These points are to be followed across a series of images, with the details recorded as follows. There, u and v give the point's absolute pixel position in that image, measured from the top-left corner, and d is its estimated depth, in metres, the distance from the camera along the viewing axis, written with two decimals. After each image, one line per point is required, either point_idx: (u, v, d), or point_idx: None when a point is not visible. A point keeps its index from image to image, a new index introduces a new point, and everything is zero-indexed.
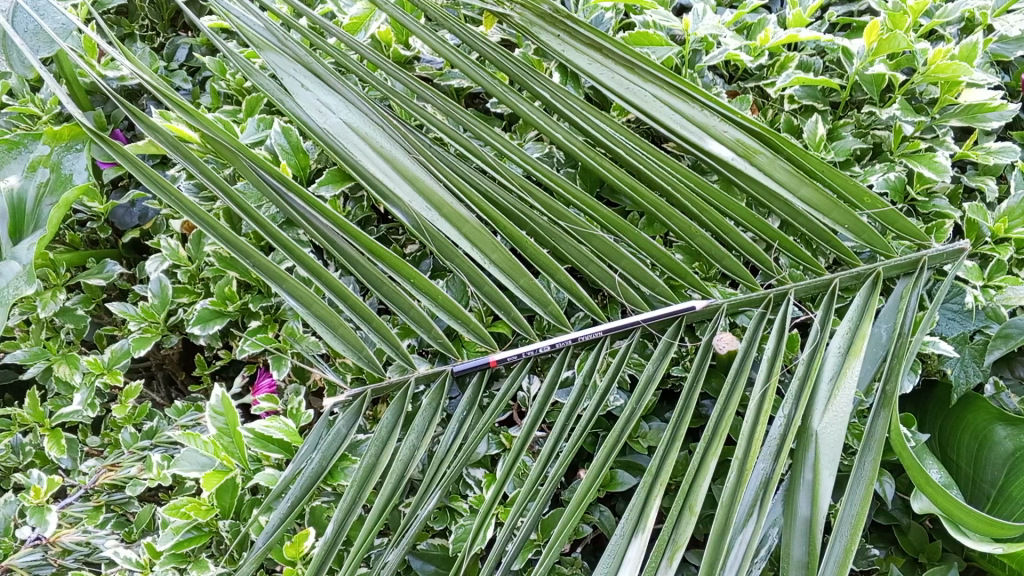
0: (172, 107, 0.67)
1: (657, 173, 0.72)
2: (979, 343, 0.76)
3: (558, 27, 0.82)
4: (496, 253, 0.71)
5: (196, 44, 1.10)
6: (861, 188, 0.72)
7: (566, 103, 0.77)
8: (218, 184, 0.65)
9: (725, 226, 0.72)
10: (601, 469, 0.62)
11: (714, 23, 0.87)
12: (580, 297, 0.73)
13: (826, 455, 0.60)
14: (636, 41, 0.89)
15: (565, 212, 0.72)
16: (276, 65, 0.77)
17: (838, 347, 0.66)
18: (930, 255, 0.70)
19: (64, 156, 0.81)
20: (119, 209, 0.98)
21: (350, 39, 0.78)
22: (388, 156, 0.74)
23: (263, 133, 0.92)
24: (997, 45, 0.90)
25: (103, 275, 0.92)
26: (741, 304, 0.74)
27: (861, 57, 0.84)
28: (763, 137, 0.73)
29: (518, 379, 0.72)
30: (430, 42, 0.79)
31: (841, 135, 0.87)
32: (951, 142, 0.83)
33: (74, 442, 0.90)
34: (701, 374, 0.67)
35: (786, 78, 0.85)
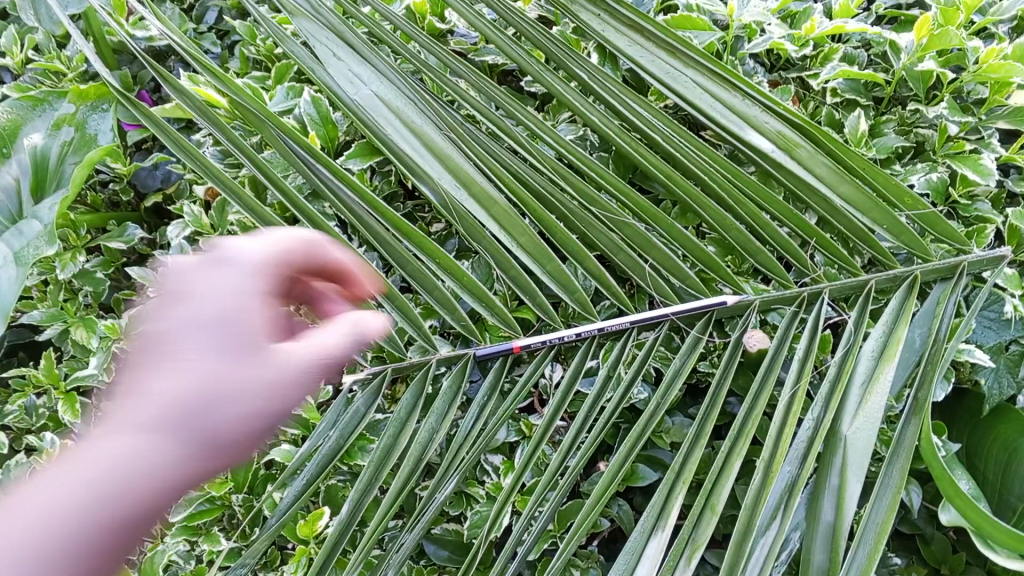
0: (202, 71, 0.70)
1: (693, 161, 0.72)
2: (1016, 354, 0.74)
3: (599, 7, 0.81)
4: (525, 237, 0.71)
5: (226, 6, 1.04)
6: (904, 189, 0.72)
7: (604, 86, 0.76)
8: (245, 152, 0.69)
9: (761, 219, 0.71)
10: (624, 464, 0.62)
11: (759, 9, 0.85)
12: (608, 285, 0.72)
13: (854, 461, 0.61)
14: (678, 25, 0.85)
15: (597, 198, 0.70)
16: (308, 32, 0.77)
17: (871, 351, 0.66)
18: (971, 261, 0.70)
19: (89, 116, 0.79)
20: (142, 170, 0.94)
21: (385, 9, 0.78)
22: (419, 131, 0.74)
23: (292, 101, 0.88)
24: None
25: (125, 238, 0.89)
26: (774, 301, 0.72)
27: (911, 52, 0.81)
28: (804, 129, 0.72)
29: (542, 366, 0.71)
30: (466, 15, 0.78)
31: (883, 132, 0.83)
32: (997, 144, 0.80)
33: (89, 407, 0.88)
34: (730, 372, 0.67)
35: (830, 71, 0.83)
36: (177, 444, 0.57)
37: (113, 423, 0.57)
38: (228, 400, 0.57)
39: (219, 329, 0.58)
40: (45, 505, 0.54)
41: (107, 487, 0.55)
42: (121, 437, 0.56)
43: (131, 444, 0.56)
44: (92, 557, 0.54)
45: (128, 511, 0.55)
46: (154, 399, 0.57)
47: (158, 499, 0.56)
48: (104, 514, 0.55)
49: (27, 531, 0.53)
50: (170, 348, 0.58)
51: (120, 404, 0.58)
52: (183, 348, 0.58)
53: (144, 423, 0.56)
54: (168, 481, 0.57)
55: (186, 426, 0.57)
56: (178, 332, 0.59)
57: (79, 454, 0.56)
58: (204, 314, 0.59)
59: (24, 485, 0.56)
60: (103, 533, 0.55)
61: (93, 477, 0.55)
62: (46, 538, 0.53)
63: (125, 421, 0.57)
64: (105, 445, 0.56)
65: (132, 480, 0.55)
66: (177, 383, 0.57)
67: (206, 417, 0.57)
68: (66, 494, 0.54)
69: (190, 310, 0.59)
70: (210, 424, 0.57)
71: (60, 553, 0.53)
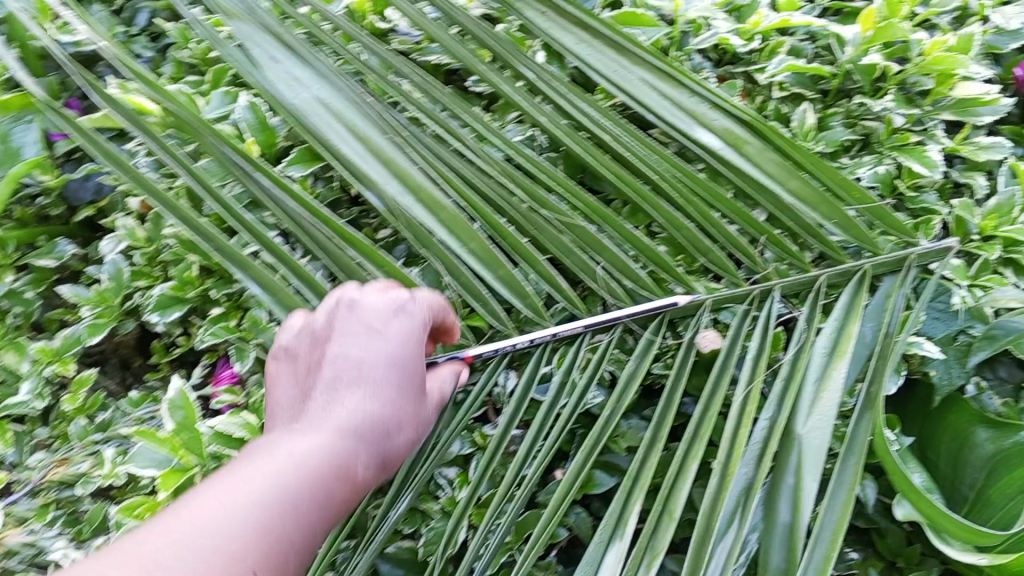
0: (134, 79, 0.68)
1: (641, 159, 0.71)
2: (963, 344, 0.75)
3: (544, 4, 0.80)
4: (473, 242, 0.69)
5: (159, 8, 1.00)
6: (851, 182, 0.71)
7: (551, 86, 0.75)
8: (180, 161, 0.66)
9: (711, 218, 0.71)
10: (580, 473, 0.62)
11: (705, 6, 0.86)
12: (559, 289, 0.70)
13: (808, 461, 0.61)
14: (625, 21, 0.85)
15: (547, 200, 0.69)
16: (247, 37, 0.76)
17: (823, 348, 0.66)
18: (918, 253, 0.71)
19: (12, 128, 0.81)
20: (72, 182, 0.90)
21: (326, 11, 0.76)
22: (362, 135, 0.71)
23: (229, 107, 0.85)
24: (992, 37, 0.82)
25: (54, 255, 0.87)
26: (725, 300, 0.72)
27: (855, 44, 0.82)
28: (753, 127, 0.71)
29: (495, 375, 0.70)
30: (410, 15, 0.77)
31: (830, 125, 0.83)
32: (941, 136, 0.80)
33: (21, 435, 0.83)
34: (684, 372, 0.66)
35: (777, 65, 0.83)
36: (364, 449, 0.53)
37: (308, 421, 0.53)
38: (401, 423, 0.56)
39: (410, 354, 0.58)
40: (287, 463, 0.49)
41: (300, 462, 0.50)
42: (306, 434, 0.52)
43: (321, 447, 0.51)
44: (273, 528, 0.46)
45: (308, 522, 0.48)
46: (347, 404, 0.54)
47: (320, 516, 0.49)
48: (288, 522, 0.47)
49: (192, 531, 0.44)
50: (349, 365, 0.56)
51: (287, 421, 0.54)
52: (376, 364, 0.56)
53: (340, 426, 0.53)
54: (346, 493, 0.51)
55: (374, 439, 0.54)
56: (359, 353, 0.57)
57: (259, 457, 0.50)
58: (394, 349, 0.57)
59: (199, 491, 0.47)
60: (286, 541, 0.46)
61: (274, 466, 0.49)
62: (219, 541, 0.43)
63: (319, 423, 0.53)
64: (290, 445, 0.51)
65: (320, 487, 0.49)
66: (374, 395, 0.55)
67: (391, 433, 0.55)
68: (241, 502, 0.46)
69: (381, 348, 0.57)
70: (388, 443, 0.55)
71: (234, 553, 0.43)
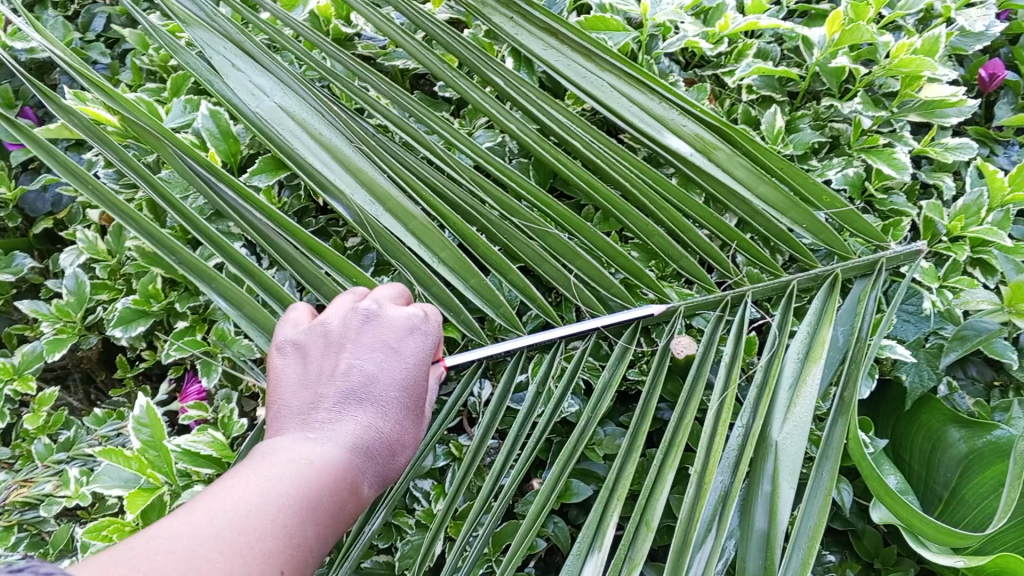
0: (89, 86, 0.65)
1: (612, 165, 0.70)
2: (934, 347, 0.75)
3: (511, 9, 0.79)
4: (445, 251, 0.68)
5: (115, 14, 0.97)
6: (820, 188, 0.72)
7: (520, 91, 0.73)
8: (140, 173, 0.64)
9: (683, 224, 0.69)
10: (557, 483, 0.61)
11: (672, 8, 0.83)
12: (533, 298, 0.69)
13: (785, 466, 0.60)
14: (591, 26, 0.83)
15: (517, 207, 0.68)
16: (203, 42, 0.72)
17: (797, 352, 0.67)
18: (888, 257, 0.71)
19: None
20: (29, 194, 0.86)
21: (285, 14, 0.74)
22: (328, 145, 0.70)
23: (190, 116, 0.82)
24: (957, 38, 0.82)
25: (12, 269, 0.83)
26: (697, 306, 0.72)
27: (823, 47, 0.80)
28: (723, 132, 0.71)
29: (470, 384, 0.68)
30: (374, 21, 0.76)
31: (799, 127, 0.83)
32: (909, 138, 0.81)
33: None
34: (658, 381, 0.65)
35: (745, 68, 0.82)
36: (368, 467, 0.52)
37: (320, 433, 0.51)
38: (405, 444, 0.56)
39: (423, 376, 0.57)
40: (298, 474, 0.48)
41: (315, 477, 0.48)
42: (320, 446, 0.50)
43: (338, 463, 0.50)
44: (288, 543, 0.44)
45: (322, 538, 0.47)
46: (361, 420, 0.53)
47: (330, 532, 0.48)
48: (308, 535, 0.46)
49: (228, 531, 0.42)
50: (366, 379, 0.55)
51: (294, 427, 0.52)
52: (392, 382, 0.55)
53: (352, 445, 0.51)
54: (352, 510, 0.51)
55: (379, 457, 0.53)
56: (376, 369, 0.55)
57: (276, 463, 0.48)
58: (408, 368, 0.57)
59: (221, 490, 0.45)
60: (306, 554, 0.45)
61: (288, 477, 0.47)
62: (254, 540, 0.43)
63: (331, 438, 0.51)
64: (298, 456, 0.49)
65: (335, 504, 0.49)
66: (388, 415, 0.54)
67: (396, 453, 0.55)
68: (268, 509, 0.45)
69: (396, 366, 0.56)
70: (391, 463, 0.54)
71: (265, 563, 0.42)
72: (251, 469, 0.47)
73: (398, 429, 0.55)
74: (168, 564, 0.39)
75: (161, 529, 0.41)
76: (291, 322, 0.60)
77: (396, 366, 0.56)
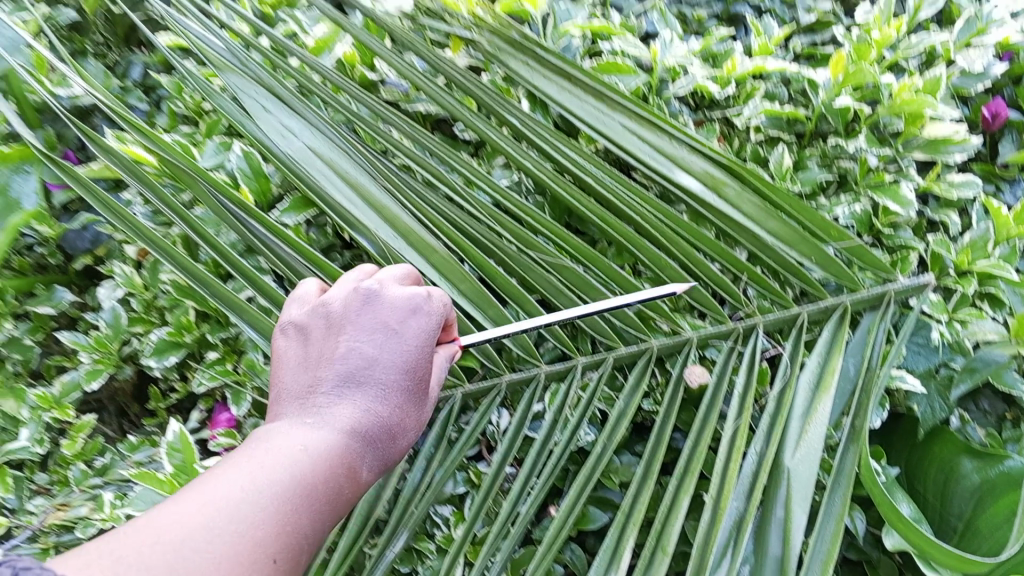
0: (130, 128, 0.69)
1: (625, 202, 0.73)
2: (944, 378, 0.76)
3: (527, 55, 0.82)
4: (465, 284, 0.71)
5: (153, 62, 1.00)
6: (829, 222, 0.74)
7: (536, 131, 0.77)
8: (176, 210, 0.69)
9: (694, 258, 0.72)
10: (574, 509, 0.64)
11: (682, 52, 0.89)
12: (550, 328, 0.72)
13: (797, 492, 0.62)
14: (603, 70, 0.87)
15: (535, 241, 0.71)
16: (236, 87, 0.77)
17: (808, 382, 0.68)
18: (896, 289, 0.74)
19: (12, 178, 0.80)
20: (69, 232, 0.88)
21: (314, 61, 0.78)
22: (354, 183, 0.74)
23: (223, 155, 0.87)
24: (957, 79, 0.84)
25: (53, 302, 0.87)
26: (710, 337, 0.75)
27: (827, 88, 0.85)
28: (731, 169, 0.74)
29: (490, 412, 0.71)
30: (397, 66, 0.79)
31: (806, 166, 0.85)
32: (914, 175, 0.83)
33: (20, 480, 0.82)
34: (672, 411, 0.68)
35: (753, 109, 0.86)
36: (367, 451, 0.54)
37: (316, 417, 0.53)
38: (407, 427, 0.57)
39: (425, 356, 0.59)
40: (292, 458, 0.49)
41: (309, 461, 0.50)
42: (316, 430, 0.52)
43: (333, 447, 0.52)
44: (282, 526, 0.46)
45: (318, 521, 0.49)
46: (358, 404, 0.54)
47: (328, 514, 0.50)
48: (304, 520, 0.48)
49: (218, 518, 0.43)
50: (364, 362, 0.56)
51: (294, 411, 0.54)
52: (391, 365, 0.57)
53: (348, 429, 0.53)
54: (351, 492, 0.53)
55: (378, 441, 0.55)
56: (375, 351, 0.57)
57: (272, 447, 0.50)
58: (407, 351, 0.58)
59: (216, 475, 0.47)
60: (303, 538, 0.47)
61: (282, 461, 0.49)
62: (246, 526, 0.44)
63: (327, 421, 0.53)
64: (293, 439, 0.51)
65: (332, 486, 0.51)
66: (386, 398, 0.56)
67: (396, 435, 0.56)
68: (260, 494, 0.46)
69: (396, 349, 0.58)
70: (392, 446, 0.56)
71: (258, 548, 0.44)
72: (247, 453, 0.50)
73: (398, 413, 0.56)
74: (153, 555, 0.40)
75: (150, 520, 0.43)
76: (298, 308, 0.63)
77: (395, 349, 0.57)
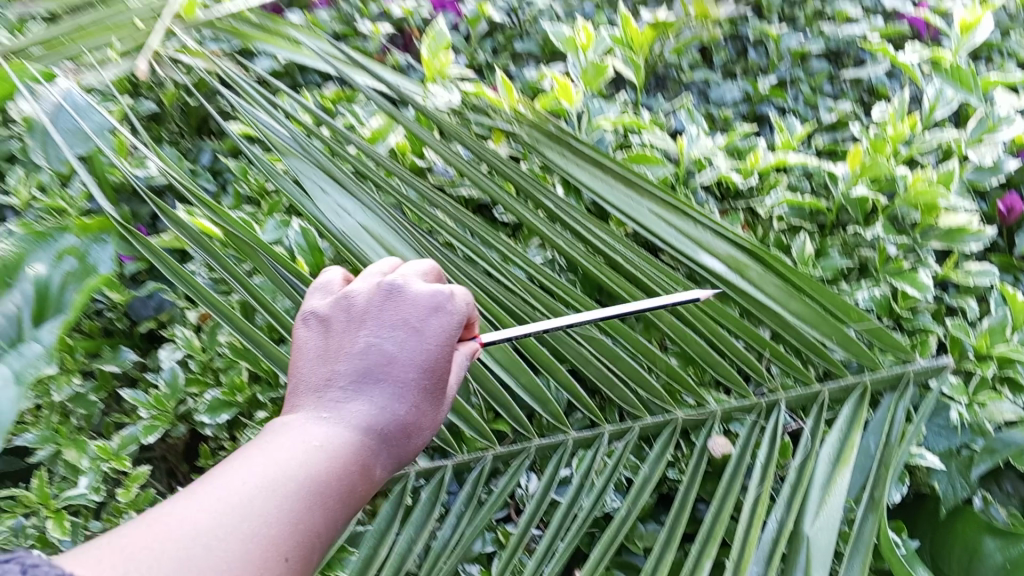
0: (200, 204, 0.77)
1: (654, 281, 0.79)
2: (965, 457, 0.78)
3: (563, 146, 0.89)
4: (500, 352, 0.76)
5: (221, 149, 1.09)
6: (848, 304, 0.77)
7: (569, 214, 0.83)
8: (238, 278, 0.74)
9: (719, 334, 0.76)
10: (596, 569, 0.66)
11: (708, 145, 0.95)
12: (578, 397, 0.76)
13: (817, 559, 0.64)
14: (633, 160, 0.94)
15: (566, 314, 0.76)
16: (298, 170, 0.85)
17: (828, 456, 0.71)
18: (915, 370, 0.77)
19: (91, 247, 0.83)
20: (136, 300, 0.96)
21: (369, 149, 0.85)
22: (402, 259, 0.81)
23: (281, 232, 0.94)
24: (972, 174, 0.89)
25: (118, 361, 0.93)
26: (733, 410, 0.78)
27: (846, 181, 0.91)
28: (753, 253, 0.78)
29: (518, 475, 0.75)
30: (444, 154, 0.87)
31: (828, 253, 0.90)
32: (932, 262, 0.86)
33: (77, 526, 0.85)
34: (695, 479, 0.71)
35: (774, 198, 0.91)
36: (382, 450, 0.56)
37: (332, 414, 0.56)
38: (423, 426, 0.60)
39: (444, 355, 0.61)
40: (305, 457, 0.52)
41: (321, 460, 0.53)
42: (331, 427, 0.55)
43: (346, 446, 0.55)
44: (294, 526, 0.49)
45: (331, 518, 0.52)
46: (374, 403, 0.57)
47: (341, 511, 0.53)
48: (317, 518, 0.51)
49: (230, 522, 0.47)
50: (382, 360, 0.58)
51: (310, 404, 0.57)
52: (409, 364, 0.59)
53: (362, 428, 0.56)
54: (364, 489, 0.55)
55: (392, 440, 0.57)
56: (395, 350, 0.59)
57: (287, 445, 0.53)
58: (426, 349, 0.60)
59: (233, 472, 0.50)
60: (317, 536, 0.51)
61: (296, 460, 0.52)
62: (259, 528, 0.48)
63: (342, 420, 0.56)
64: (307, 438, 0.54)
65: (345, 485, 0.53)
66: (403, 398, 0.58)
67: (412, 433, 0.59)
68: (274, 495, 0.49)
69: (415, 348, 0.60)
70: (407, 444, 0.58)
71: (271, 549, 0.47)
72: (264, 449, 0.53)
73: (414, 412, 0.58)
74: (167, 557, 0.44)
75: (169, 516, 0.46)
76: (319, 298, 0.65)
77: (414, 348, 0.59)
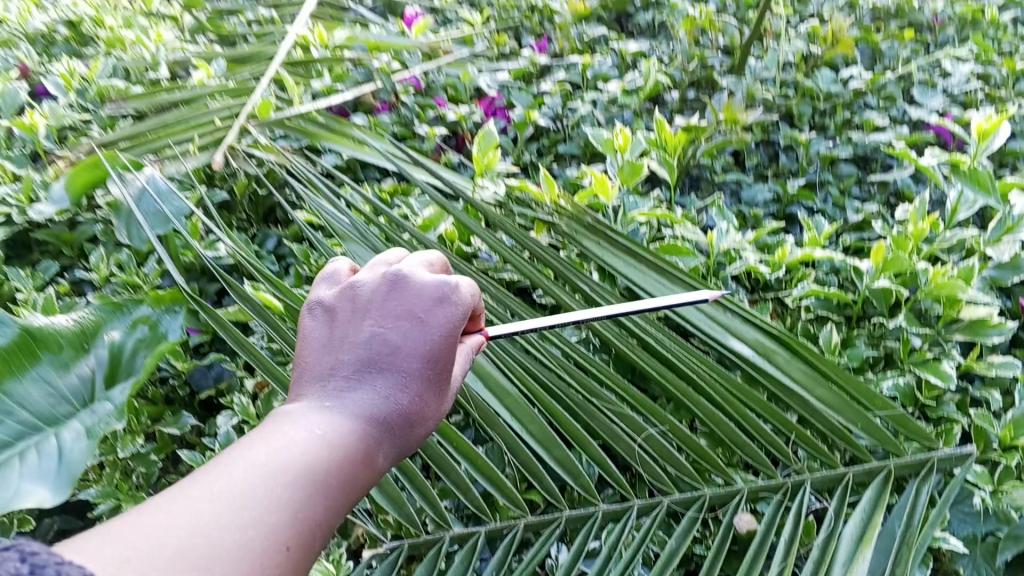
0: (266, 281, 0.86)
1: (686, 364, 0.83)
2: (990, 543, 0.78)
3: (600, 237, 0.96)
4: (535, 425, 0.80)
5: (285, 235, 1.18)
6: (873, 391, 0.80)
7: (605, 298, 0.89)
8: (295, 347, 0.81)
9: (747, 416, 0.80)
10: None
11: (736, 239, 1.00)
12: (609, 471, 0.78)
13: None
14: (665, 251, 1.00)
15: (600, 391, 0.81)
16: (357, 254, 0.93)
17: (851, 536, 0.72)
18: (938, 457, 0.79)
19: (162, 317, 0.93)
20: (197, 370, 1.04)
21: (421, 237, 0.93)
22: None
23: None
24: (993, 271, 0.92)
25: (178, 425, 0.99)
26: (761, 490, 0.80)
27: (870, 274, 0.94)
28: (781, 339, 0.83)
29: (548, 544, 0.78)
30: (490, 241, 0.94)
31: (854, 343, 0.93)
32: (956, 354, 0.88)
33: None
34: (720, 554, 0.73)
35: (801, 289, 0.95)
36: (383, 439, 0.60)
37: (336, 403, 0.60)
38: (426, 416, 0.64)
39: (448, 344, 0.65)
40: (307, 442, 0.57)
41: (322, 446, 0.57)
42: (336, 416, 0.60)
43: (348, 434, 0.59)
44: (295, 512, 0.53)
45: (333, 506, 0.56)
46: (376, 392, 0.61)
47: (344, 498, 0.57)
48: (319, 507, 0.55)
49: (233, 513, 0.50)
50: (386, 349, 0.63)
51: (315, 391, 0.62)
52: (413, 353, 0.63)
53: (363, 416, 0.60)
54: (367, 476, 0.59)
55: (394, 430, 0.61)
56: (400, 339, 0.64)
57: (291, 429, 0.57)
58: (430, 338, 0.64)
59: (239, 455, 0.55)
60: (320, 523, 0.54)
61: (298, 444, 0.56)
62: (262, 514, 0.51)
63: (344, 408, 0.60)
64: (309, 424, 0.58)
65: (347, 471, 0.57)
66: (403, 384, 0.62)
67: (415, 423, 0.63)
68: (276, 481, 0.53)
69: (419, 337, 0.64)
70: (408, 434, 0.62)
71: (273, 535, 0.51)
72: (269, 433, 0.57)
73: (415, 403, 0.62)
74: (170, 543, 0.47)
75: (172, 503, 0.50)
76: (326, 291, 0.71)
77: (417, 338, 0.64)
